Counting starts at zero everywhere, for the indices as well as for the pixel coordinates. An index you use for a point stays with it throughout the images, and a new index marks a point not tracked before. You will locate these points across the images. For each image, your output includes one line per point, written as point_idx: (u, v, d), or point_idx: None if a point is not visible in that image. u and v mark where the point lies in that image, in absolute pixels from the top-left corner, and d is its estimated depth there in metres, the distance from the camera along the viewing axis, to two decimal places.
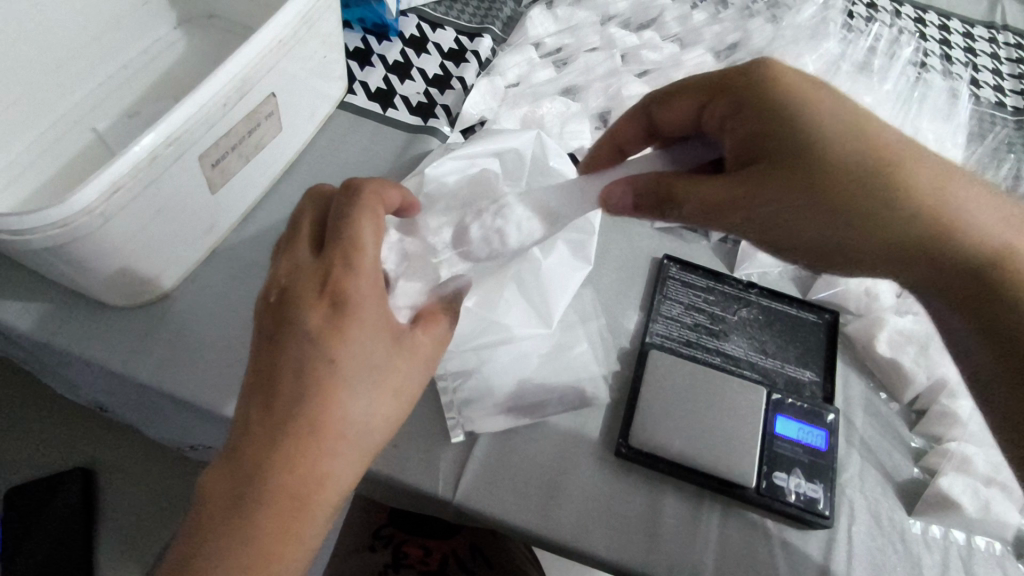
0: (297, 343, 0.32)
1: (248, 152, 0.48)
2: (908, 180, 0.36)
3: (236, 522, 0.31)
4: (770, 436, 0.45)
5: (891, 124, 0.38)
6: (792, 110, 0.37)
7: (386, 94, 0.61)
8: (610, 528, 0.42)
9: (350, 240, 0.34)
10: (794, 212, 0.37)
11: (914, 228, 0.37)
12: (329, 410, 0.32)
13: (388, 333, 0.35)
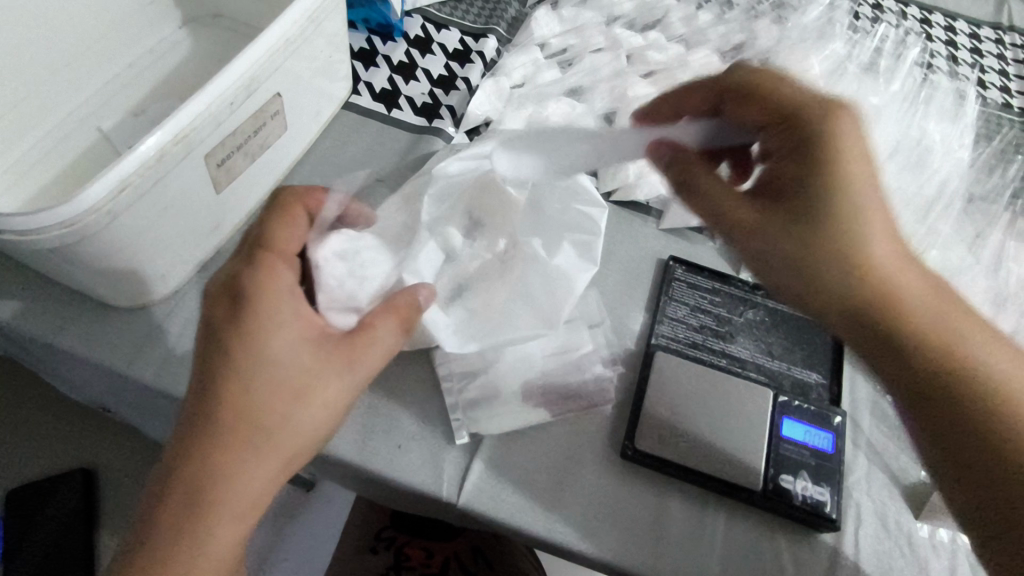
0: (214, 336, 0.35)
1: (253, 151, 0.48)
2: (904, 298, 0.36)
3: (152, 505, 0.33)
4: (778, 438, 0.44)
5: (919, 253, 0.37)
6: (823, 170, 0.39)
7: (391, 95, 0.61)
8: (615, 531, 0.42)
9: (265, 243, 0.39)
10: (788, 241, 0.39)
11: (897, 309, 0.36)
12: (237, 400, 0.34)
13: (301, 328, 0.37)
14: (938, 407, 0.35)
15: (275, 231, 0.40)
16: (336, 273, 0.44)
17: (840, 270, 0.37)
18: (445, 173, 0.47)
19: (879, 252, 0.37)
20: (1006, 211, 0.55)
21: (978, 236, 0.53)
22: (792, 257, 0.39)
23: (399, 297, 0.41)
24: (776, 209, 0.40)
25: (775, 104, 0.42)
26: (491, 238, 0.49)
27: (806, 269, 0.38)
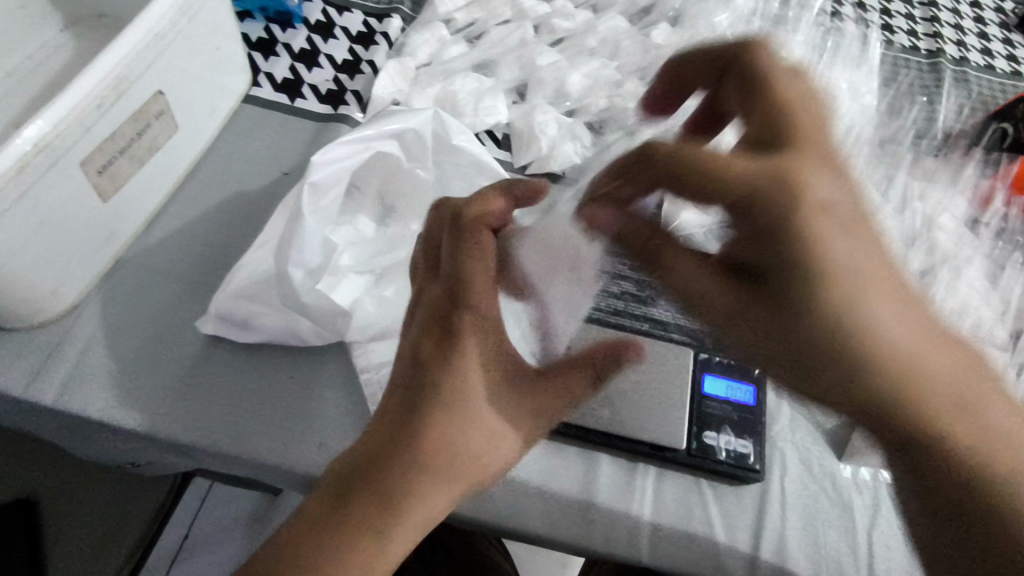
0: (415, 373, 0.34)
1: (140, 154, 0.45)
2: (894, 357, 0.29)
3: (333, 525, 0.32)
4: (700, 396, 0.45)
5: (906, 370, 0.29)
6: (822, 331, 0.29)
7: (293, 84, 0.58)
8: (545, 504, 0.42)
9: (467, 264, 0.37)
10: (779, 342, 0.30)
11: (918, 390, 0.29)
12: (438, 436, 0.34)
13: (492, 369, 0.36)
14: (918, 461, 0.30)
15: (470, 258, 0.37)
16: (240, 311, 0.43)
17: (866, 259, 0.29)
18: (329, 159, 0.42)
19: (887, 319, 0.29)
20: (910, 152, 0.56)
21: (887, 178, 0.54)
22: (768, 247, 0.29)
23: (599, 349, 0.40)
24: (833, 219, 0.29)
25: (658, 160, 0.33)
26: (405, 222, 0.49)
27: (786, 247, 0.29)
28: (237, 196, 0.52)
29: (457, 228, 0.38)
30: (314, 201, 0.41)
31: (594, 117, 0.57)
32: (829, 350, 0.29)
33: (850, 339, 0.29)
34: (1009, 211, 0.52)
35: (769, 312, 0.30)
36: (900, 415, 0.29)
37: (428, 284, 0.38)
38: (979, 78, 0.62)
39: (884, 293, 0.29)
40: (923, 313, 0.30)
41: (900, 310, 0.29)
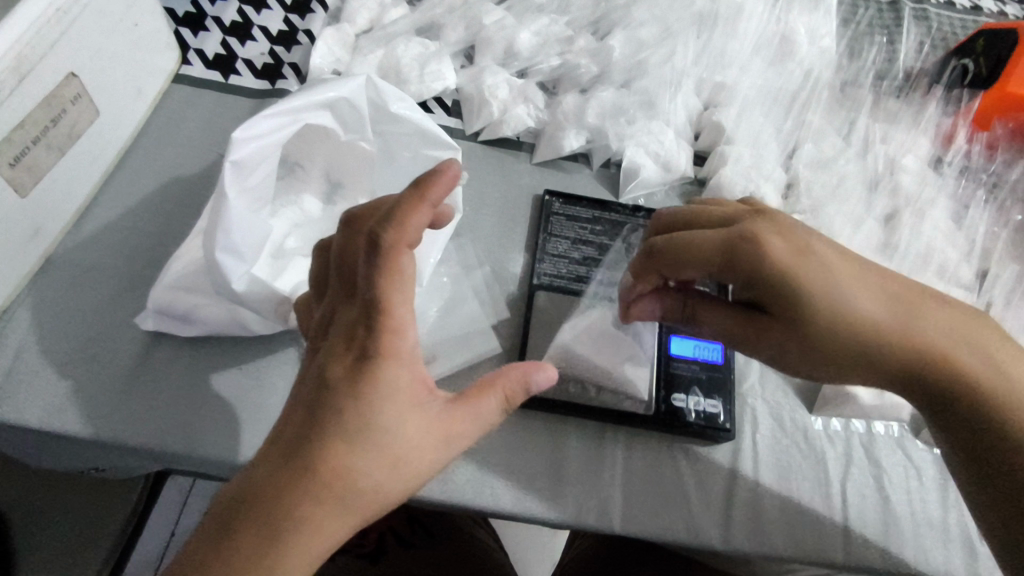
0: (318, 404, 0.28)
1: (60, 143, 0.42)
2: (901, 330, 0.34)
3: (197, 561, 0.26)
4: (667, 358, 0.44)
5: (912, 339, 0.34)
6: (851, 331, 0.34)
7: (226, 60, 0.55)
8: (514, 479, 0.41)
9: (387, 257, 0.30)
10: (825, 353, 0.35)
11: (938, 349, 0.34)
12: (337, 472, 0.28)
13: (412, 398, 0.30)
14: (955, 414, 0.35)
15: (393, 245, 0.30)
16: (178, 306, 0.41)
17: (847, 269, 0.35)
18: (250, 136, 0.37)
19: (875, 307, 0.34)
20: (872, 94, 0.54)
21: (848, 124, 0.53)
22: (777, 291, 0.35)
23: (508, 372, 0.33)
24: (803, 257, 0.34)
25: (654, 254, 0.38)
26: (353, 200, 0.47)
27: (788, 276, 0.34)
28: (174, 183, 0.49)
29: (373, 243, 0.30)
30: (238, 183, 0.37)
31: (546, 77, 0.55)
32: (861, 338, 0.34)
33: (855, 335, 0.34)
34: (972, 148, 0.51)
35: (790, 339, 0.36)
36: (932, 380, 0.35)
37: (342, 304, 0.31)
38: (939, 14, 0.60)
39: (868, 285, 0.35)
40: (902, 285, 0.36)
41: (878, 288, 0.35)
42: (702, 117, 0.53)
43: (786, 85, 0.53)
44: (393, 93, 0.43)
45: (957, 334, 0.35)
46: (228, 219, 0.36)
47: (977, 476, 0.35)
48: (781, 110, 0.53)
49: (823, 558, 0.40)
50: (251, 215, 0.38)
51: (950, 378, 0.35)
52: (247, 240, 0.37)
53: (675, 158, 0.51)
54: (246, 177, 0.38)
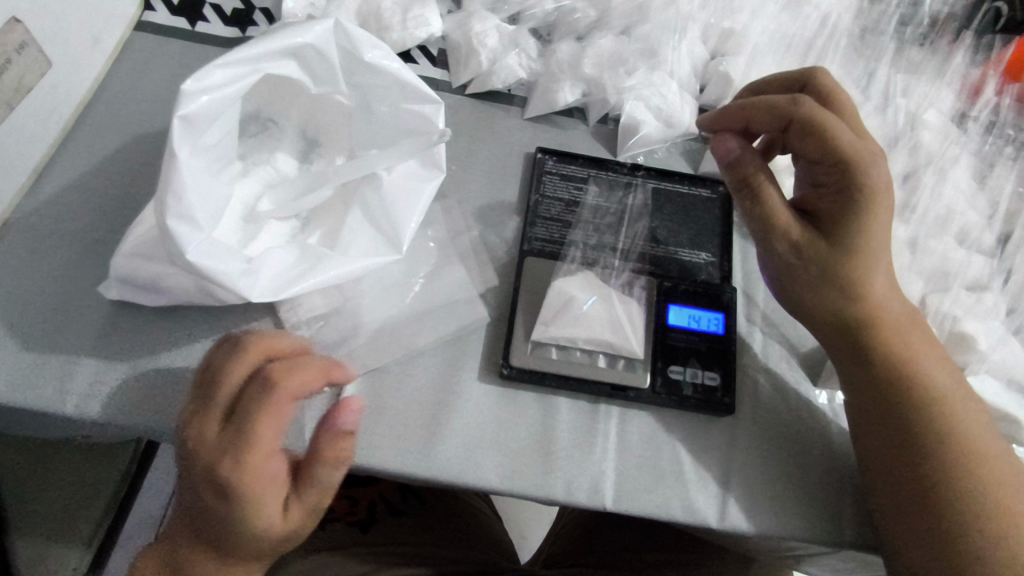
0: (268, 352, 0.34)
1: (6, 97, 0.39)
2: (887, 316, 0.37)
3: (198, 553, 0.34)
4: (664, 328, 0.42)
5: (897, 339, 0.37)
6: (847, 273, 0.37)
7: (191, 5, 0.51)
8: (502, 455, 0.39)
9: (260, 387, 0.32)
10: (832, 276, 0.37)
11: (921, 366, 0.36)
12: (250, 457, 0.31)
13: (264, 490, 0.32)
14: (919, 430, 0.35)
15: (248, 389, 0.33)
16: (142, 276, 0.38)
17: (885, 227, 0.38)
18: (201, 87, 0.34)
19: (881, 287, 0.37)
20: (895, 40, 0.50)
21: (866, 75, 0.49)
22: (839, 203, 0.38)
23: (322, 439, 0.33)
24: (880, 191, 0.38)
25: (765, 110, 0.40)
26: (330, 158, 0.44)
27: (862, 194, 0.37)
28: (138, 140, 0.46)
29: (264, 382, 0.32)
30: (190, 140, 0.34)
31: (539, 24, 0.50)
32: (867, 278, 0.37)
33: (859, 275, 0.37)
34: (1001, 100, 0.47)
35: (817, 250, 0.37)
36: (905, 378, 0.36)
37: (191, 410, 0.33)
38: None
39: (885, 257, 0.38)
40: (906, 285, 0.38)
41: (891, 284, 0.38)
42: (707, 68, 0.49)
43: (799, 33, 0.49)
44: (363, 39, 0.39)
45: (926, 348, 0.37)
46: (179, 181, 0.33)
47: (907, 488, 0.34)
48: (793, 60, 0.49)
49: (823, 537, 0.38)
50: (203, 177, 0.35)
51: (897, 367, 0.36)
52: (200, 204, 0.34)
53: (677, 112, 0.47)
54: (197, 134, 0.35)
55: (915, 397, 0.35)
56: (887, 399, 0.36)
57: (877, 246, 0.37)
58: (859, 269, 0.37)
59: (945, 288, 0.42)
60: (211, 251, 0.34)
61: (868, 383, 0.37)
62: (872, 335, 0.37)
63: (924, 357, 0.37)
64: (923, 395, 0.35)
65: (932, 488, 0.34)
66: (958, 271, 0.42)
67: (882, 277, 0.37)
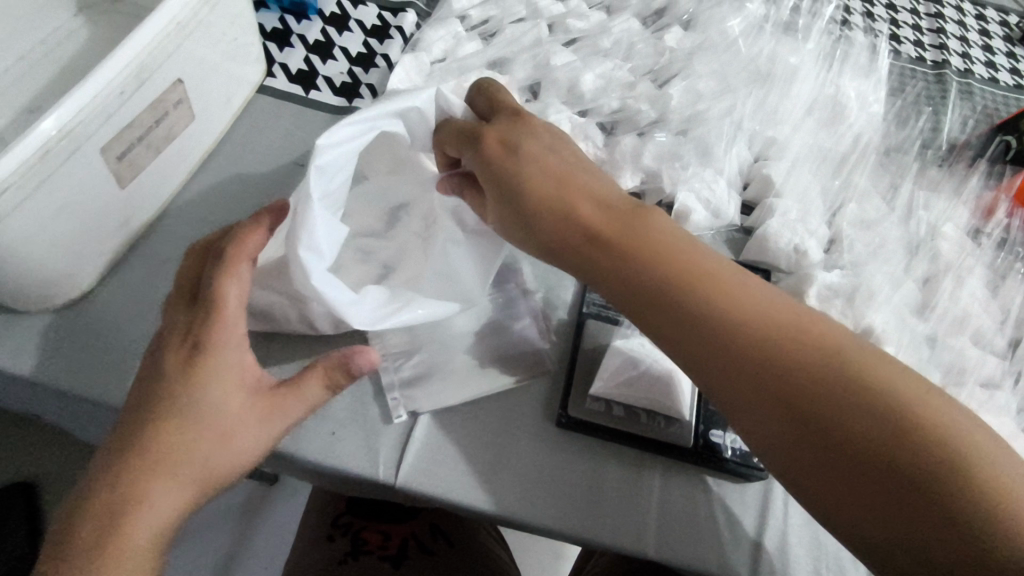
0: (161, 421, 0.33)
1: (158, 142, 0.46)
2: (704, 273, 0.35)
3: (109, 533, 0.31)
4: (706, 395, 0.46)
5: (716, 283, 0.35)
6: (642, 232, 0.37)
7: (307, 76, 0.59)
8: (553, 497, 0.43)
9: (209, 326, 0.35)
10: (627, 247, 0.36)
11: (761, 322, 0.34)
12: (113, 563, 0.31)
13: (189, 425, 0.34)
14: (829, 389, 0.31)
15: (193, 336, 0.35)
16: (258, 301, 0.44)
17: (598, 218, 0.38)
18: (331, 141, 0.40)
19: (673, 233, 0.37)
20: (917, 161, 0.57)
21: (891, 188, 0.56)
22: (545, 196, 0.38)
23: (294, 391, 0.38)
24: (567, 183, 0.39)
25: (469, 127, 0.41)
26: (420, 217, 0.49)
27: (559, 163, 0.39)
28: (252, 186, 0.52)
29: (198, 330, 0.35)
30: (320, 188, 0.41)
31: (605, 119, 0.57)
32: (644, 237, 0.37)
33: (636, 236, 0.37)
34: (1012, 222, 0.53)
35: (611, 226, 0.37)
36: (754, 339, 0.33)
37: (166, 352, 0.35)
38: (983, 89, 0.65)
39: (631, 255, 0.36)
40: (712, 258, 0.37)
41: (651, 226, 0.37)
42: (751, 168, 0.56)
43: (834, 147, 0.56)
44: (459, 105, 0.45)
45: (767, 292, 0.35)
46: (310, 221, 0.39)
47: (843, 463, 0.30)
48: (829, 169, 0.55)
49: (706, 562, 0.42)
50: (327, 218, 0.41)
51: (744, 330, 0.33)
52: (325, 238, 0.40)
53: (724, 206, 0.53)
54: (321, 183, 0.40)
55: (763, 348, 0.33)
56: (778, 360, 0.32)
57: (596, 200, 0.38)
58: (646, 228, 0.37)
59: (961, 382, 0.47)
60: (328, 281, 0.40)
61: (762, 383, 0.32)
62: (688, 295, 0.35)
63: (768, 300, 0.35)
64: (796, 344, 0.33)
65: (868, 433, 0.30)
66: (974, 368, 0.47)
67: (671, 239, 0.37)
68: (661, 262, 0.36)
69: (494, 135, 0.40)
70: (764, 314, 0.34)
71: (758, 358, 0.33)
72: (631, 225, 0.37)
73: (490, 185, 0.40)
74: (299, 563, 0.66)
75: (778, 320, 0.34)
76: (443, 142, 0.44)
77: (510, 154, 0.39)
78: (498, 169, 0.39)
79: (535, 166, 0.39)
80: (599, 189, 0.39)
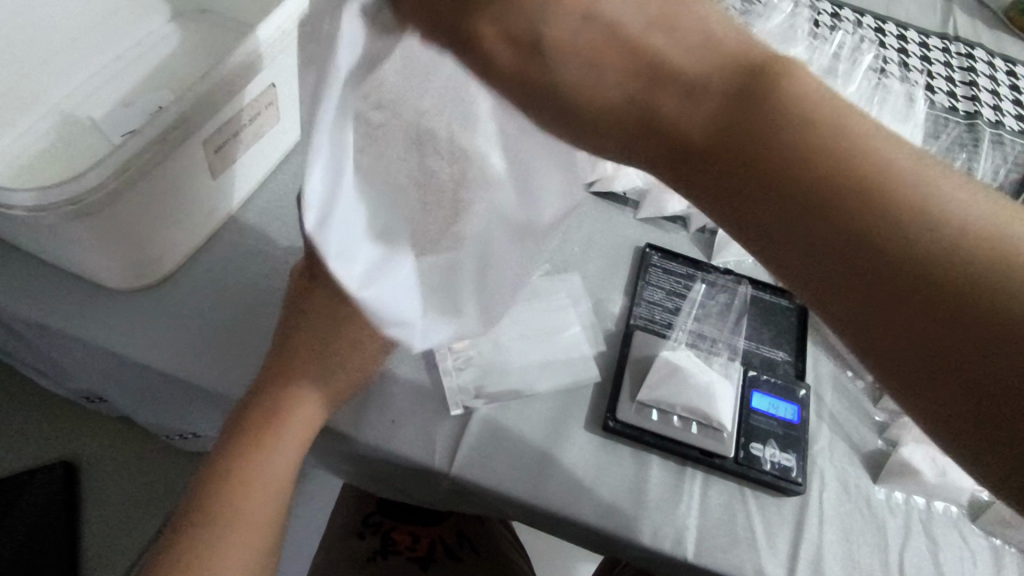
0: (269, 399, 0.42)
1: (247, 139, 0.49)
2: (863, 167, 0.25)
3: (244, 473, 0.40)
4: (747, 410, 0.48)
5: (875, 183, 0.25)
6: (766, 122, 0.26)
7: None
8: (599, 496, 0.44)
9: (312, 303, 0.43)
10: (739, 151, 0.26)
11: (938, 232, 0.24)
12: (240, 509, 0.40)
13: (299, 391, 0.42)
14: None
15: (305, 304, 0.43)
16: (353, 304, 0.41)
17: (699, 115, 0.27)
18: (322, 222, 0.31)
19: (807, 108, 0.26)
20: None
21: None
22: (616, 86, 0.27)
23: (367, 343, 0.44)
24: (639, 68, 0.27)
25: (454, 19, 0.28)
26: None
27: (630, 26, 0.27)
28: None
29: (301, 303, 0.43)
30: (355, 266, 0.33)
31: None
32: (767, 124, 0.26)
33: (754, 125, 0.26)
34: None
35: (711, 121, 0.27)
36: (928, 261, 0.24)
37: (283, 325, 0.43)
38: (1013, 141, 0.68)
39: (740, 167, 0.26)
40: (870, 137, 0.25)
41: (767, 105, 0.26)
42: None
43: None
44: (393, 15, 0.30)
45: (944, 183, 0.25)
46: (381, 302, 0.35)
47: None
48: None
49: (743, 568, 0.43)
50: (384, 268, 0.35)
51: (913, 251, 0.24)
52: (399, 294, 0.36)
53: None
54: (351, 255, 0.33)
55: (944, 274, 0.24)
56: (965, 295, 0.23)
57: (693, 75, 0.27)
58: (772, 111, 0.26)
59: None
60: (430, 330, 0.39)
61: (938, 327, 0.24)
62: (836, 207, 0.25)
63: (945, 192, 0.24)
64: (987, 267, 0.23)
65: None
66: None
67: (804, 122, 0.26)
68: (793, 165, 0.25)
69: (489, 29, 0.27)
70: (939, 231, 0.24)
71: (934, 291, 0.24)
72: (751, 108, 0.26)
73: (524, 100, 0.29)
74: (329, 557, 0.67)
75: (963, 228, 0.24)
76: (416, 30, 0.30)
77: (533, 53, 0.27)
78: (526, 74, 0.28)
79: (587, 44, 0.27)
80: (687, 51, 0.27)
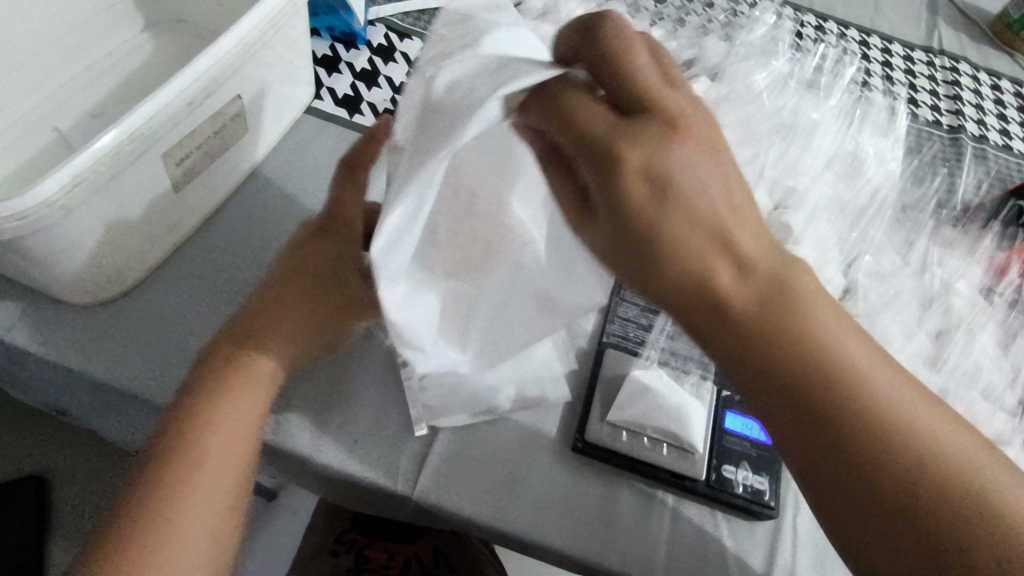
0: (257, 319, 0.43)
1: (212, 152, 0.48)
2: (842, 373, 0.30)
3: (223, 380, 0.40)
4: (720, 431, 0.47)
5: (850, 384, 0.30)
6: (792, 322, 0.29)
7: (353, 100, 0.62)
8: (565, 521, 0.43)
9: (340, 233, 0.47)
10: (767, 339, 0.29)
11: (885, 425, 0.30)
12: (205, 422, 0.38)
13: (291, 303, 0.43)
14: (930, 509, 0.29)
15: (328, 234, 0.46)
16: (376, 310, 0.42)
17: (748, 295, 0.29)
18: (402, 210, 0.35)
19: (826, 320, 0.30)
20: (932, 219, 0.59)
21: (907, 243, 0.58)
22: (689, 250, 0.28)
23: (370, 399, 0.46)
24: (717, 238, 0.28)
25: (587, 123, 0.27)
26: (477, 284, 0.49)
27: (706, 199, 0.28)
28: (295, 201, 0.55)
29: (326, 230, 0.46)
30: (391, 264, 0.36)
31: None
32: (791, 322, 0.29)
33: (788, 319, 0.29)
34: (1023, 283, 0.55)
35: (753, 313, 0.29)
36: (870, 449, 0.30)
37: (305, 246, 0.46)
38: (997, 155, 0.67)
39: (768, 348, 0.29)
40: (857, 348, 0.31)
41: (799, 306, 0.29)
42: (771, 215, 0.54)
43: (854, 198, 0.58)
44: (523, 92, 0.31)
45: (898, 388, 0.31)
46: (391, 294, 0.37)
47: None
48: (848, 221, 0.57)
49: None
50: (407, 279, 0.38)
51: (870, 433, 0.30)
52: (404, 307, 0.38)
53: None
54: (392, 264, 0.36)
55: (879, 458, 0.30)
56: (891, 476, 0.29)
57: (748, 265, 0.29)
58: (797, 312, 0.29)
59: None
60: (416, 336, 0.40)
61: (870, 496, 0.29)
62: (819, 398, 0.30)
63: (899, 397, 0.31)
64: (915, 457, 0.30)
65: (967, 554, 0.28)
66: (984, 424, 0.48)
67: (813, 328, 0.30)
68: (798, 357, 0.30)
69: (634, 160, 0.27)
70: (891, 425, 0.30)
71: (874, 474, 0.29)
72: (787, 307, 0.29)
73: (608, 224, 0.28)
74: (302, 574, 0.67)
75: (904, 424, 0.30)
76: (530, 114, 0.30)
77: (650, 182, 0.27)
78: (625, 203, 0.27)
79: (673, 205, 0.27)
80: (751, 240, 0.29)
